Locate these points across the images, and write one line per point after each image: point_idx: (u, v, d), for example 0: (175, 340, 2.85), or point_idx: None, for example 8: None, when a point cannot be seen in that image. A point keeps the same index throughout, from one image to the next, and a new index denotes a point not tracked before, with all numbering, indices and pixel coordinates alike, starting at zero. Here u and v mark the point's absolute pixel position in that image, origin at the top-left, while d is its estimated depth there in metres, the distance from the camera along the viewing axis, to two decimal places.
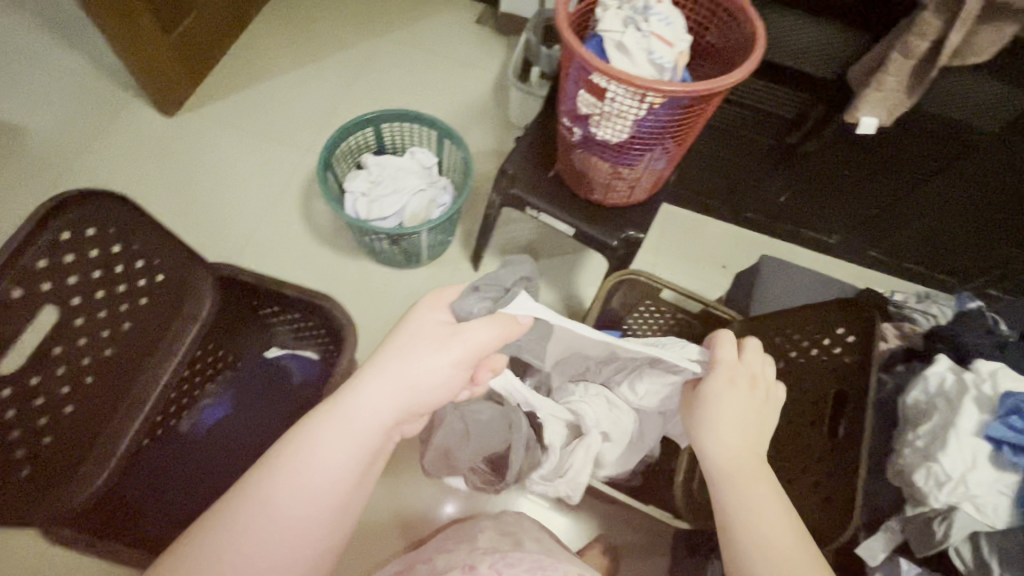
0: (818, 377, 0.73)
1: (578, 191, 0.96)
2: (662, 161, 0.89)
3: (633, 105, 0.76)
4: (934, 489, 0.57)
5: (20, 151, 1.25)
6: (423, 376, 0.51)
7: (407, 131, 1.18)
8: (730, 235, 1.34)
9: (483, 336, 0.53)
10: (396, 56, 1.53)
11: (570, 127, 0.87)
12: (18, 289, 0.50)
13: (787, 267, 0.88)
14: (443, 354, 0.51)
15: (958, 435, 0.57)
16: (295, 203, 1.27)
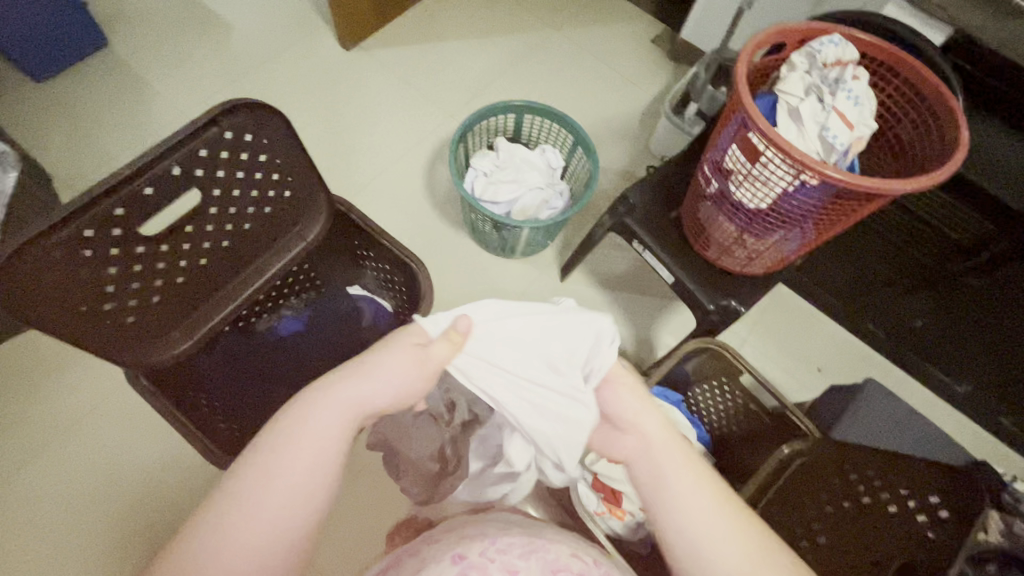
0: (888, 540, 0.67)
1: (693, 243, 0.92)
2: (794, 243, 0.82)
3: (784, 177, 0.71)
4: None
5: (223, 44, 1.43)
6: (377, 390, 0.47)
7: (546, 127, 1.19)
8: (845, 345, 1.13)
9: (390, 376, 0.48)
10: (562, 53, 1.54)
11: (708, 177, 0.83)
12: (178, 168, 0.56)
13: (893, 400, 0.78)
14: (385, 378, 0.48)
15: None
16: (422, 162, 1.34)
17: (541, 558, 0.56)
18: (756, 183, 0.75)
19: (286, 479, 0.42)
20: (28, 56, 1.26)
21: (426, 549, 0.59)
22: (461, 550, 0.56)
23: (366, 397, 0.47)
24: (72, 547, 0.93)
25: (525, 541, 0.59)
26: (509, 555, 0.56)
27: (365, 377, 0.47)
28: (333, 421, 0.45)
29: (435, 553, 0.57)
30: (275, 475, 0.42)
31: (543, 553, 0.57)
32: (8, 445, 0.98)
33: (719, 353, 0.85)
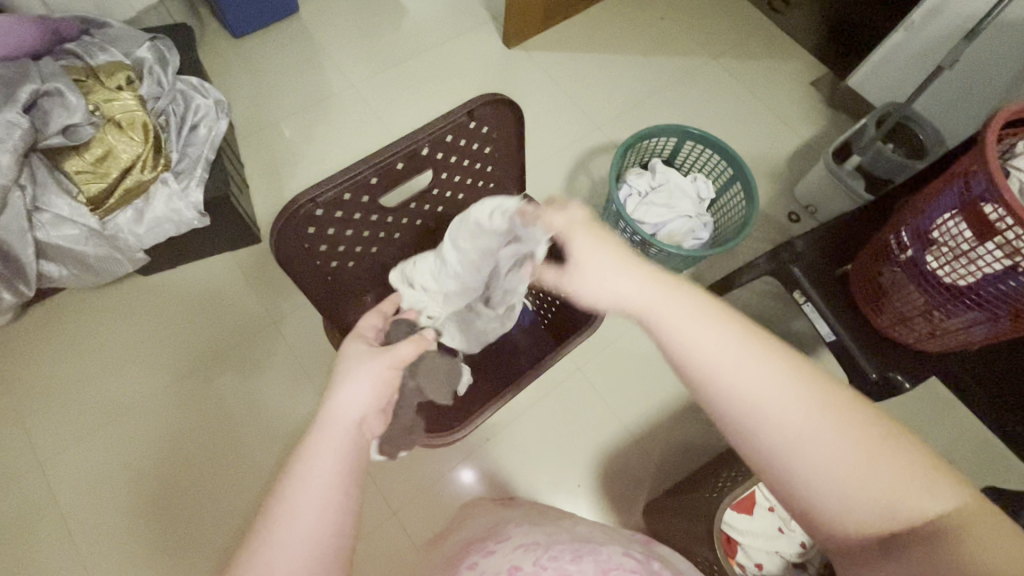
0: None
1: (864, 305, 0.88)
2: (987, 332, 0.76)
3: (1002, 260, 0.66)
4: None
5: (395, 26, 1.50)
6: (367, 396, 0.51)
7: (704, 157, 1.18)
8: (984, 447, 1.05)
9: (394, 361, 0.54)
10: (718, 81, 1.51)
11: (903, 243, 0.79)
12: (427, 150, 0.60)
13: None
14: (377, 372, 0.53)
15: None
16: (565, 168, 1.36)
17: (594, 561, 0.51)
18: (965, 261, 0.71)
19: (312, 498, 0.42)
20: (232, 16, 1.38)
21: (482, 562, 0.54)
22: (515, 560, 0.52)
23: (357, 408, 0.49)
24: (207, 468, 1.02)
25: (576, 547, 0.54)
26: (562, 562, 0.51)
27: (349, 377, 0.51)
28: (340, 437, 0.47)
29: (490, 565, 0.53)
30: (298, 501, 0.42)
31: (594, 556, 0.52)
32: (163, 362, 1.08)
33: None
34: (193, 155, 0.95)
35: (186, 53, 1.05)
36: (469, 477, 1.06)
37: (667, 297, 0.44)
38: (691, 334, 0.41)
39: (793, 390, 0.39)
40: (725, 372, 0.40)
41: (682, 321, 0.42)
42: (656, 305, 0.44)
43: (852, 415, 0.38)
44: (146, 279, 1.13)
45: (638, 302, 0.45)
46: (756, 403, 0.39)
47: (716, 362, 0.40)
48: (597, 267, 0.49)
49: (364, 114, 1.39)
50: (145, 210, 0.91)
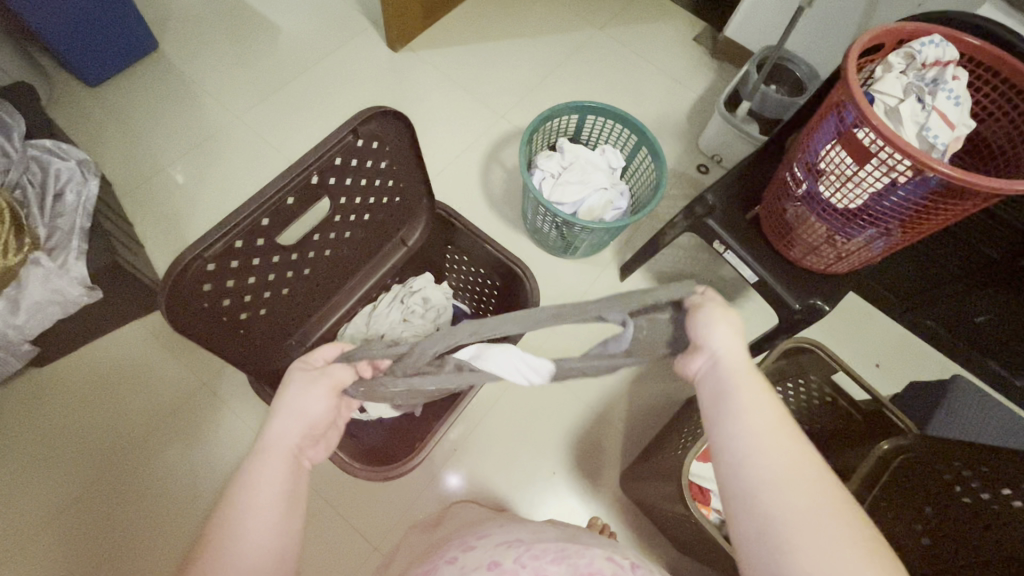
0: None
1: (776, 243, 0.94)
2: (883, 244, 0.82)
3: (880, 177, 0.71)
4: None
5: (271, 47, 1.42)
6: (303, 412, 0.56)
7: (607, 128, 1.20)
8: (902, 345, 1.15)
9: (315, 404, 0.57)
10: (608, 50, 1.54)
11: (798, 178, 0.84)
12: (316, 178, 0.56)
13: (981, 398, 0.84)
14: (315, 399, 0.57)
15: None
16: (477, 162, 1.34)
17: (573, 564, 0.48)
18: (852, 185, 0.76)
19: (256, 504, 0.49)
20: (84, 63, 1.25)
21: (461, 557, 0.52)
22: (495, 557, 0.50)
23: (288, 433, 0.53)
24: (154, 552, 0.93)
25: (559, 547, 0.52)
26: (542, 562, 0.49)
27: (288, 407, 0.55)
28: (287, 458, 0.52)
29: (470, 561, 0.51)
30: (245, 523, 0.47)
31: (577, 558, 0.49)
32: (85, 454, 0.98)
33: (811, 353, 0.85)
34: (64, 226, 0.85)
35: (34, 113, 0.94)
36: (444, 490, 1.04)
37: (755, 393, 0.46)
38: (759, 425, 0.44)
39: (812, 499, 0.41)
40: (772, 469, 0.42)
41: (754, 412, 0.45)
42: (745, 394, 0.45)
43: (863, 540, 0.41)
44: (46, 368, 1.02)
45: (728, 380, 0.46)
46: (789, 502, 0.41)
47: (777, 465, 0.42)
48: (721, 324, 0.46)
49: (255, 144, 1.31)
50: (19, 297, 0.82)
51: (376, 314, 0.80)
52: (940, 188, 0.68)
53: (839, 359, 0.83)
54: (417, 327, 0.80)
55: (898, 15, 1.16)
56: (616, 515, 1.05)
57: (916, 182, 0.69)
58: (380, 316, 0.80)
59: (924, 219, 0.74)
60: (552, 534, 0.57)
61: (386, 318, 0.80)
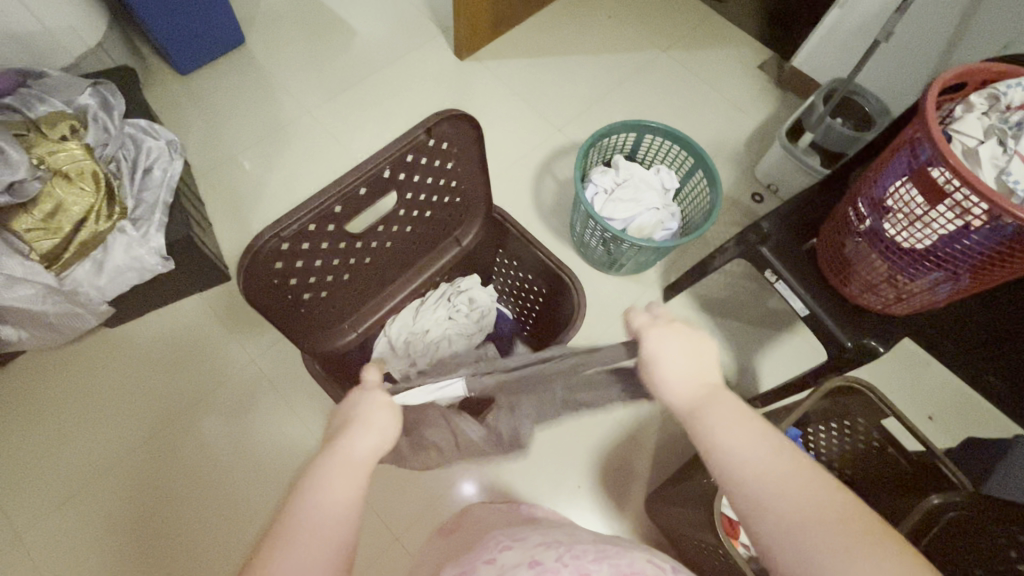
0: None
1: (831, 277, 0.91)
2: (949, 290, 0.79)
3: (952, 219, 0.69)
4: None
5: (345, 48, 1.50)
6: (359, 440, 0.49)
7: (664, 149, 1.20)
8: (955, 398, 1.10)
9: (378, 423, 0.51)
10: (669, 72, 1.55)
11: (861, 213, 0.82)
12: (387, 172, 0.59)
13: None
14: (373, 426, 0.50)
15: None
16: (530, 172, 1.36)
17: (614, 564, 0.48)
18: (920, 224, 0.73)
19: (323, 524, 0.43)
20: (179, 54, 1.35)
21: (499, 557, 0.52)
22: (535, 556, 0.51)
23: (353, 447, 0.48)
24: (196, 516, 0.98)
25: (598, 548, 0.51)
26: (585, 561, 0.49)
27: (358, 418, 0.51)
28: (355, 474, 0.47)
29: (508, 561, 0.51)
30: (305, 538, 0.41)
31: (617, 558, 0.49)
32: (142, 413, 1.04)
33: (860, 393, 0.82)
34: (149, 200, 0.92)
35: (133, 95, 1.02)
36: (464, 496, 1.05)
37: (717, 395, 0.51)
38: (736, 432, 0.47)
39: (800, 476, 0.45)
40: (769, 471, 0.45)
41: (720, 410, 0.50)
42: (706, 396, 0.51)
43: (886, 528, 0.43)
44: (114, 330, 1.09)
45: (693, 403, 0.51)
46: (798, 499, 0.43)
47: (757, 455, 0.46)
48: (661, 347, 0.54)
49: (324, 139, 1.38)
50: (104, 261, 0.89)
51: (422, 313, 0.85)
52: (1017, 236, 0.65)
53: (890, 403, 0.80)
54: (457, 331, 0.85)
55: (982, 57, 1.12)
56: (640, 539, 1.03)
57: (991, 228, 0.66)
58: (425, 315, 0.84)
59: (998, 267, 0.71)
60: (585, 536, 0.57)
61: (431, 318, 0.85)
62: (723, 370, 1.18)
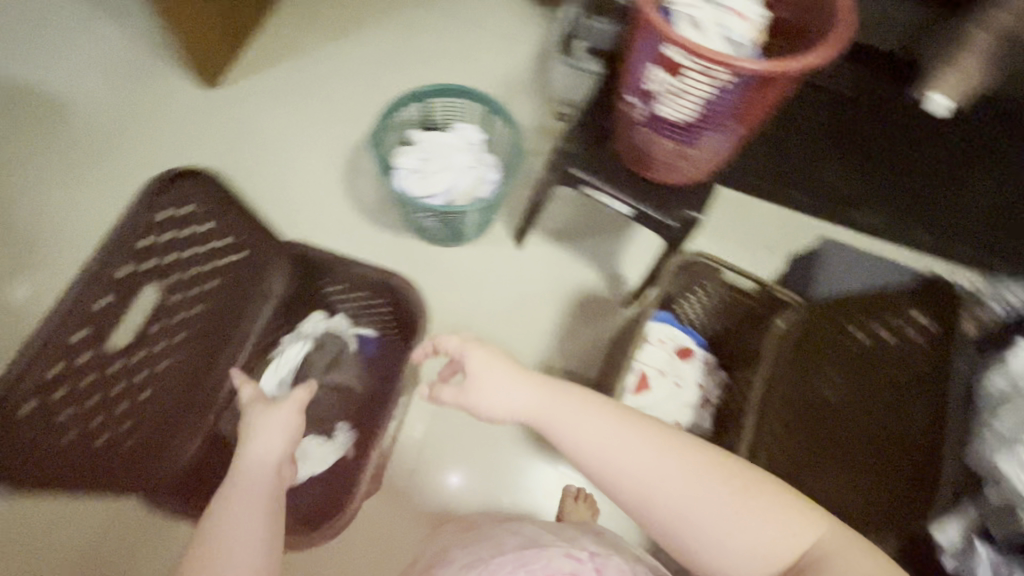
0: None
1: (638, 170, 0.96)
2: (727, 145, 0.87)
3: (702, 85, 0.75)
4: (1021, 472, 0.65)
5: (69, 123, 1.27)
6: (263, 452, 0.71)
7: (455, 107, 1.18)
8: (780, 220, 1.21)
9: (280, 436, 0.73)
10: (435, 24, 1.49)
11: (634, 105, 0.86)
12: None
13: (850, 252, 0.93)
14: (282, 423, 0.74)
15: None
16: (338, 178, 1.28)
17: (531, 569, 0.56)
18: (681, 99, 0.79)
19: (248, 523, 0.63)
20: None
21: None
22: None
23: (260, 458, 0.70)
24: None
25: (517, 556, 0.59)
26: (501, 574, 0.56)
27: (251, 439, 0.72)
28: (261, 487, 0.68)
29: None
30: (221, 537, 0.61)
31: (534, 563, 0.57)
32: None
33: (699, 263, 0.90)
34: None
35: None
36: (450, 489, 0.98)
37: (552, 405, 0.61)
38: (581, 433, 0.59)
39: (644, 448, 0.57)
40: (614, 458, 0.57)
41: (565, 415, 0.60)
42: (542, 408, 0.61)
43: (711, 466, 0.57)
44: None
45: (535, 412, 0.62)
46: (644, 474, 0.56)
47: (602, 448, 0.58)
48: (491, 380, 0.64)
49: (91, 235, 1.20)
50: None
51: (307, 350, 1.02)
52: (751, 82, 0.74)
53: (723, 261, 0.89)
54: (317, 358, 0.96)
55: None
56: None
57: (730, 82, 0.73)
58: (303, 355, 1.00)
59: (750, 114, 0.80)
60: (511, 541, 0.63)
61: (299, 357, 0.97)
62: (594, 286, 1.23)
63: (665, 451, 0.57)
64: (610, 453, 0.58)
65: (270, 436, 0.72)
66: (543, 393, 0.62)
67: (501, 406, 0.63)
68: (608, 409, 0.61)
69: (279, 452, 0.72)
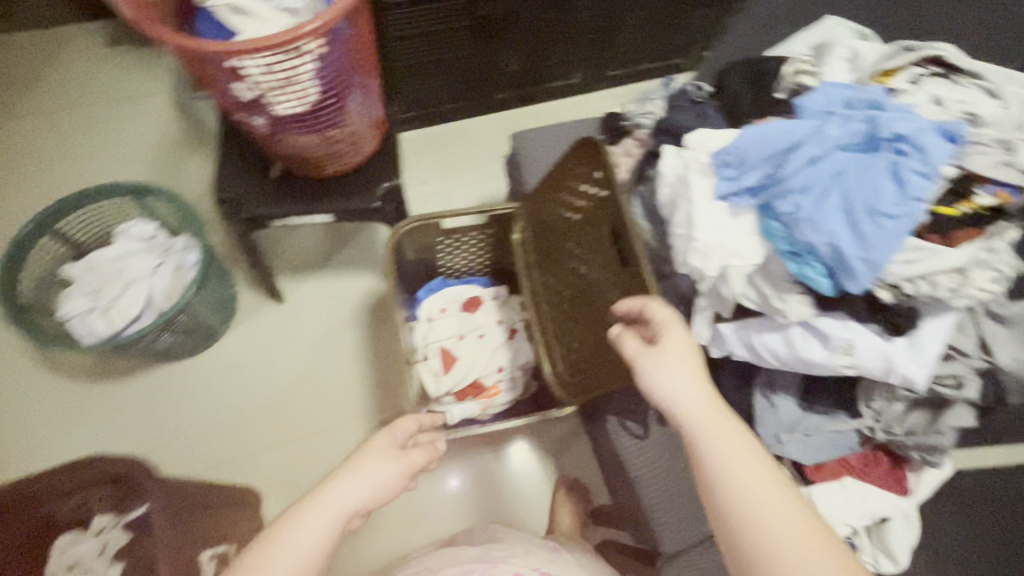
0: (598, 220, 0.71)
1: (311, 175, 0.88)
2: (368, 103, 0.85)
3: (290, 68, 0.70)
4: (705, 265, 0.56)
5: None
6: (376, 484, 0.57)
7: (106, 211, 1.01)
8: (465, 134, 1.30)
9: (384, 471, 0.58)
10: (38, 131, 1.21)
11: (254, 125, 0.77)
12: None
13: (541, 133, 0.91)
14: (388, 471, 0.58)
15: (703, 208, 0.57)
16: (40, 365, 1.06)
17: None
18: (287, 93, 0.73)
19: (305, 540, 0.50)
20: None
21: None
22: None
23: (342, 500, 0.53)
24: None
25: None
26: None
27: (350, 478, 0.55)
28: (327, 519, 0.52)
29: None
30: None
31: None
32: None
33: (411, 229, 0.85)
34: None
35: None
36: (451, 490, 0.97)
37: (715, 417, 0.51)
38: (721, 450, 0.49)
39: (784, 498, 0.46)
40: (751, 498, 0.46)
41: (712, 433, 0.50)
42: (693, 424, 0.51)
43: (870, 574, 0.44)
44: None
45: (688, 419, 0.52)
46: (782, 533, 0.45)
47: (741, 482, 0.47)
48: (669, 374, 0.54)
49: None
50: None
51: None
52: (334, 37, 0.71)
53: (432, 214, 0.85)
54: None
55: None
56: None
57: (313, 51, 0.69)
58: None
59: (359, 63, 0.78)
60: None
61: None
62: (376, 291, 1.15)
63: (815, 523, 0.45)
64: (751, 494, 0.47)
65: (371, 471, 0.57)
66: (710, 403, 0.52)
67: (666, 402, 0.53)
68: (758, 455, 0.49)
69: (356, 506, 0.54)
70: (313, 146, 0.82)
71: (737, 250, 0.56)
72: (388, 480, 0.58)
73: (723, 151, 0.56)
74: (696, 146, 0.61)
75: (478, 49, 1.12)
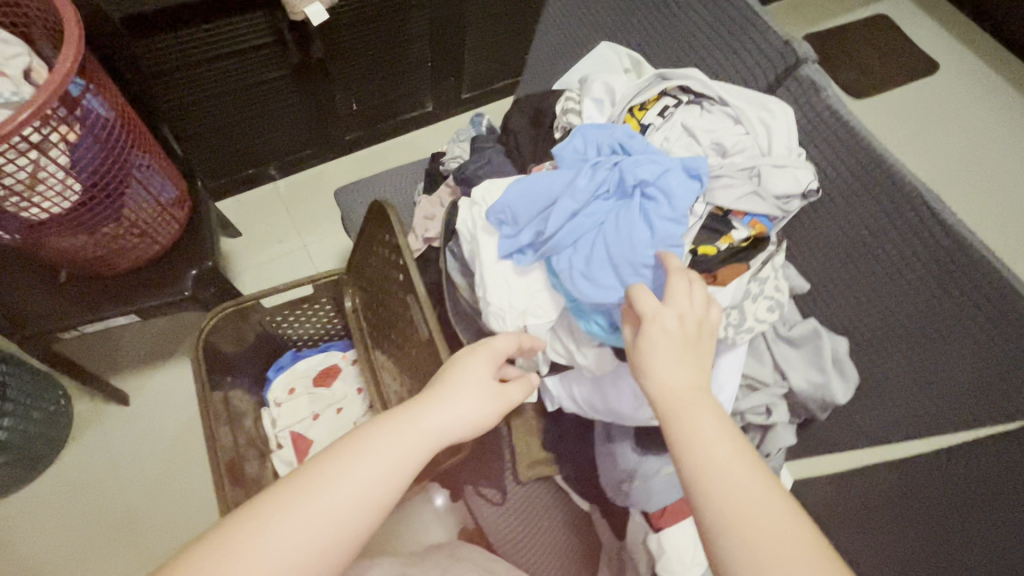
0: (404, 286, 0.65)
1: (104, 274, 0.77)
2: (154, 184, 0.76)
3: (21, 167, 0.60)
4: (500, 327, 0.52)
5: None
6: (448, 427, 0.44)
7: None
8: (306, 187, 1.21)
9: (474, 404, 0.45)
10: None
11: (5, 235, 0.66)
12: None
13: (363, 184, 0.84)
14: (484, 402, 0.46)
15: (485, 265, 0.52)
16: None
17: None
18: (31, 193, 0.63)
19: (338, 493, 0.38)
20: None
21: None
22: None
23: (436, 431, 0.43)
24: None
25: None
26: None
27: (431, 401, 0.44)
28: (390, 452, 0.41)
29: None
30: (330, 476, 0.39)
31: None
32: None
33: (222, 319, 0.75)
34: None
35: None
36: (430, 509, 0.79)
37: (695, 393, 0.41)
38: (699, 427, 0.39)
39: (772, 502, 0.36)
40: (735, 494, 0.36)
41: (695, 407, 0.40)
42: (685, 391, 0.41)
43: None
44: None
45: (673, 390, 0.41)
46: (765, 542, 0.34)
47: (719, 469, 0.37)
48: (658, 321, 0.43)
49: None
50: None
51: None
52: (70, 121, 0.62)
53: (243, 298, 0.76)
54: None
55: None
56: None
57: (43, 141, 0.60)
58: None
59: (121, 143, 0.69)
60: None
61: None
62: None
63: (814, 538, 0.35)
64: (732, 486, 0.36)
65: (453, 404, 0.44)
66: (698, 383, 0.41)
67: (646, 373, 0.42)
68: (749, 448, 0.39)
69: (451, 433, 0.44)
70: (97, 243, 0.72)
71: (527, 306, 0.51)
72: (468, 425, 0.45)
73: (495, 208, 0.51)
74: (478, 197, 0.56)
75: (303, 97, 1.05)
